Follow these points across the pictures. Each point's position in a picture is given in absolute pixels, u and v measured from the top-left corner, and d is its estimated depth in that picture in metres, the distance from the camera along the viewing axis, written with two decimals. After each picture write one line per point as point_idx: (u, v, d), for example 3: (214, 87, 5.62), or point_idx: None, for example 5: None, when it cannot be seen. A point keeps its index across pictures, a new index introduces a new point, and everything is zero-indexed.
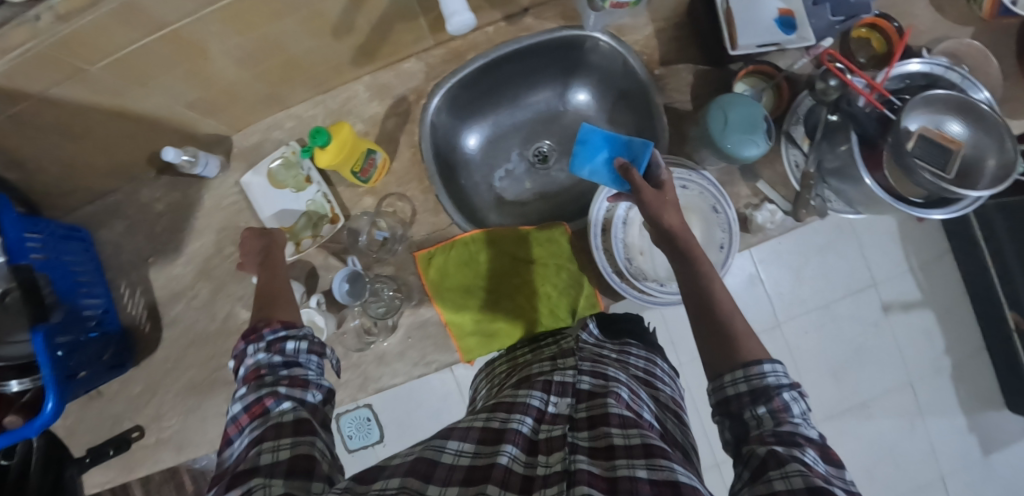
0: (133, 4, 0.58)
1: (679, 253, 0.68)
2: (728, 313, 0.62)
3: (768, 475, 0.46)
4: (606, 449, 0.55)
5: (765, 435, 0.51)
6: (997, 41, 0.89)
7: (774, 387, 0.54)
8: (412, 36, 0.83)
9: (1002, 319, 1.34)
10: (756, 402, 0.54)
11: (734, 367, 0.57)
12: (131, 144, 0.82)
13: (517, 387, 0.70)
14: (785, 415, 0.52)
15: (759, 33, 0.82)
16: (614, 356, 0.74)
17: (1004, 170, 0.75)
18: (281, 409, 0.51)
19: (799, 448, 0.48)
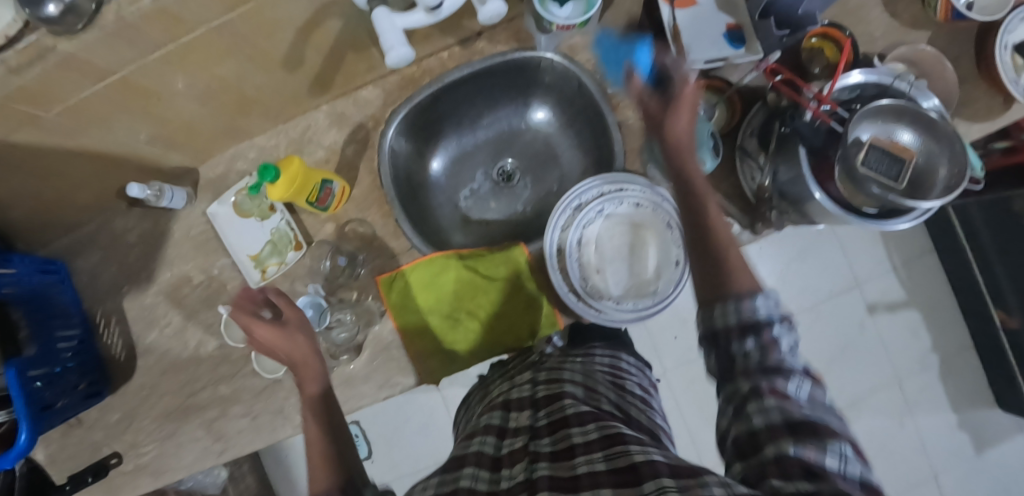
0: (78, 55, 0.60)
1: (682, 182, 0.70)
2: (721, 244, 0.65)
3: (748, 413, 0.50)
4: (567, 450, 0.56)
5: (752, 368, 0.53)
6: (953, 43, 0.89)
7: (764, 320, 0.55)
8: (365, 65, 0.85)
9: (988, 316, 1.32)
10: (745, 335, 0.55)
11: (724, 301, 0.58)
12: (99, 180, 0.85)
13: (482, 414, 0.73)
14: (773, 346, 0.53)
15: (707, 48, 0.82)
16: (578, 359, 0.77)
17: (954, 179, 0.75)
18: None
19: (783, 375, 0.51)
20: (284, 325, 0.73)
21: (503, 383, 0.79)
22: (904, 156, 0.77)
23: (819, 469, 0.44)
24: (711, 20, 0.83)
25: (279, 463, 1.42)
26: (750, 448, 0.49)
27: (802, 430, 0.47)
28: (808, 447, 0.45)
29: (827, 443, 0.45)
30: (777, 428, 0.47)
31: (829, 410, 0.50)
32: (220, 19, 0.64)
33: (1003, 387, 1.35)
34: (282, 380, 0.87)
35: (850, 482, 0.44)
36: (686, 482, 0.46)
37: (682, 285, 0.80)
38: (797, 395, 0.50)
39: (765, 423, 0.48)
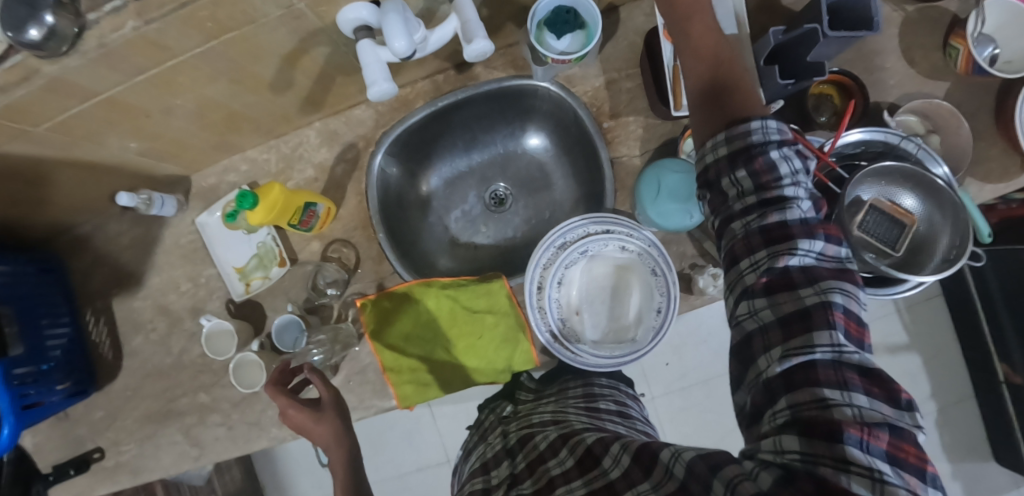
0: (62, 79, 0.60)
1: (686, 43, 0.65)
2: (724, 73, 0.62)
3: (741, 317, 0.52)
4: (547, 486, 0.59)
5: (752, 232, 0.53)
6: (972, 98, 0.84)
7: (757, 147, 0.54)
8: (355, 87, 0.85)
9: (991, 369, 1.27)
10: (737, 168, 0.55)
11: (716, 133, 0.58)
12: (92, 186, 0.86)
13: (465, 485, 0.73)
14: (768, 174, 0.53)
15: None
16: (550, 399, 0.81)
17: (955, 251, 0.71)
18: None
19: (788, 251, 0.50)
20: (320, 410, 0.72)
21: (478, 443, 0.83)
22: (905, 220, 0.73)
23: (803, 378, 0.46)
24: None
25: (267, 456, 1.46)
26: (748, 353, 0.51)
27: (795, 326, 0.48)
28: (794, 356, 0.47)
29: (816, 339, 0.46)
30: (768, 327, 0.49)
31: (831, 280, 0.49)
32: (204, 46, 0.64)
33: (1000, 442, 1.31)
34: (259, 394, 0.88)
35: (842, 373, 0.45)
36: (657, 479, 0.50)
37: (659, 338, 0.78)
38: (799, 267, 0.50)
39: (759, 326, 0.50)
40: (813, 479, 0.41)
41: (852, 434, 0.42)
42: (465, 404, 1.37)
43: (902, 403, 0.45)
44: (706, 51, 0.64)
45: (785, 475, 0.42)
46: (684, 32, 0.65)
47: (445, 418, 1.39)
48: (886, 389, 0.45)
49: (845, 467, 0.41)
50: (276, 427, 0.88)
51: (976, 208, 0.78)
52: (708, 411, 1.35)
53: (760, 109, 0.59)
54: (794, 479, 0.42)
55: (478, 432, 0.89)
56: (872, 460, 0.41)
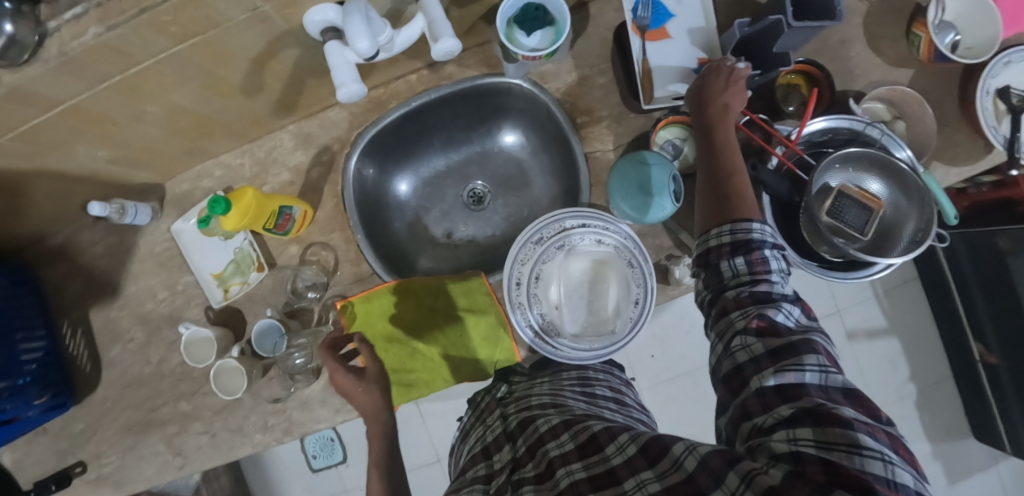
0: (23, 89, 0.60)
1: (707, 142, 0.71)
2: (731, 176, 0.66)
3: (732, 350, 0.55)
4: (548, 471, 0.60)
5: (745, 300, 0.58)
6: (936, 84, 0.86)
7: (756, 242, 0.59)
8: (328, 89, 0.86)
9: (968, 349, 1.30)
10: (736, 253, 0.60)
11: (722, 223, 0.62)
12: (63, 197, 0.85)
13: (465, 470, 0.73)
14: (762, 266, 0.58)
15: (675, 81, 0.80)
16: (546, 380, 0.82)
17: (920, 233, 0.73)
18: None
19: (773, 306, 0.56)
20: (362, 377, 0.76)
21: (477, 427, 0.83)
22: (872, 205, 0.75)
23: (797, 392, 0.49)
24: (686, 58, 0.80)
25: (256, 463, 1.46)
26: (738, 381, 0.54)
27: (784, 355, 0.51)
28: (786, 372, 0.50)
29: (805, 359, 0.51)
30: (760, 358, 0.52)
31: (808, 330, 0.55)
32: (169, 51, 0.63)
33: (979, 421, 1.34)
34: (241, 400, 0.88)
35: (829, 393, 0.50)
36: (662, 468, 0.51)
37: (638, 328, 0.79)
38: (784, 323, 0.55)
39: (749, 357, 0.53)
40: (823, 463, 0.44)
41: (860, 427, 0.46)
42: (453, 402, 1.38)
43: (883, 421, 0.48)
44: (722, 150, 0.69)
45: (794, 468, 0.44)
46: (706, 130, 0.71)
47: (434, 417, 1.39)
48: (867, 407, 0.49)
49: (858, 450, 0.44)
50: (259, 433, 0.87)
51: (943, 191, 0.79)
52: (693, 401, 1.36)
53: (756, 217, 0.62)
54: (803, 472, 0.44)
55: (474, 418, 0.89)
56: (880, 448, 0.45)
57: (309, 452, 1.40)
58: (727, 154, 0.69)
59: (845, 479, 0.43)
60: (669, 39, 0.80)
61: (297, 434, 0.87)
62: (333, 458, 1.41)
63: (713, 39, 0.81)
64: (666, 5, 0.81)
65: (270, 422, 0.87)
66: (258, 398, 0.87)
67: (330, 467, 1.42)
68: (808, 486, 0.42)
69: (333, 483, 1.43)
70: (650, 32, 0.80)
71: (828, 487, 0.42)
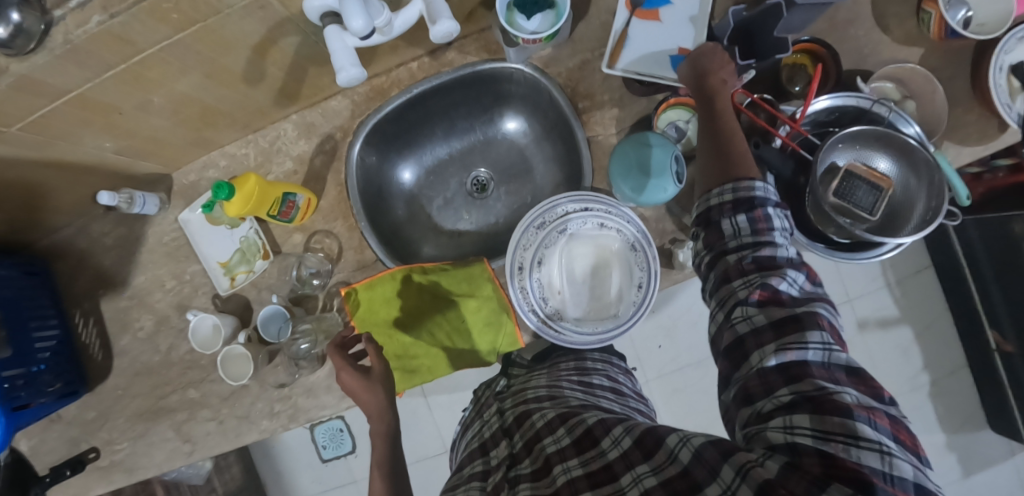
0: (30, 77, 0.61)
1: (709, 113, 0.71)
2: (732, 141, 0.67)
3: (733, 321, 0.55)
4: (545, 466, 0.60)
5: (748, 268, 0.57)
6: (947, 63, 0.84)
7: (759, 200, 0.59)
8: (329, 77, 0.86)
9: (984, 337, 1.27)
10: (738, 210, 0.60)
11: (724, 183, 0.63)
12: (73, 189, 0.86)
13: (463, 467, 0.72)
14: (765, 223, 0.58)
15: (642, 62, 0.82)
16: (544, 372, 0.82)
17: (931, 213, 0.71)
18: None
19: (778, 274, 0.55)
20: (368, 378, 0.76)
21: (476, 422, 0.83)
22: (882, 184, 0.72)
23: (800, 371, 0.49)
24: (667, 42, 0.82)
25: (266, 453, 1.47)
26: (739, 355, 0.54)
27: (787, 330, 0.51)
28: (788, 350, 0.50)
29: (808, 336, 0.50)
30: (762, 330, 0.52)
31: (812, 300, 0.54)
32: (171, 39, 0.64)
33: (996, 412, 1.31)
34: (247, 387, 0.89)
35: (831, 371, 0.49)
36: (658, 462, 0.51)
37: (641, 313, 0.79)
38: (788, 291, 0.54)
39: (750, 329, 0.53)
40: (821, 455, 0.44)
41: (860, 414, 0.45)
42: (460, 394, 1.37)
43: (885, 400, 0.48)
44: (722, 119, 0.70)
45: (792, 460, 0.44)
46: (706, 97, 0.71)
47: (441, 408, 1.39)
48: (870, 387, 0.48)
49: (856, 441, 0.44)
50: (265, 420, 0.88)
51: (954, 170, 0.77)
52: (700, 392, 1.36)
53: (757, 175, 0.63)
54: (801, 465, 0.44)
55: (474, 412, 0.90)
56: (880, 438, 0.44)
57: (318, 443, 1.41)
58: (724, 120, 0.70)
59: (842, 472, 0.43)
60: (656, 22, 0.82)
61: (303, 421, 0.88)
62: (343, 448, 1.42)
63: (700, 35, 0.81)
64: None
65: (276, 409, 0.88)
66: (264, 384, 0.88)
67: (339, 458, 1.43)
68: (804, 480, 0.42)
69: (342, 474, 1.44)
70: (641, 11, 0.82)
71: (826, 481, 0.42)
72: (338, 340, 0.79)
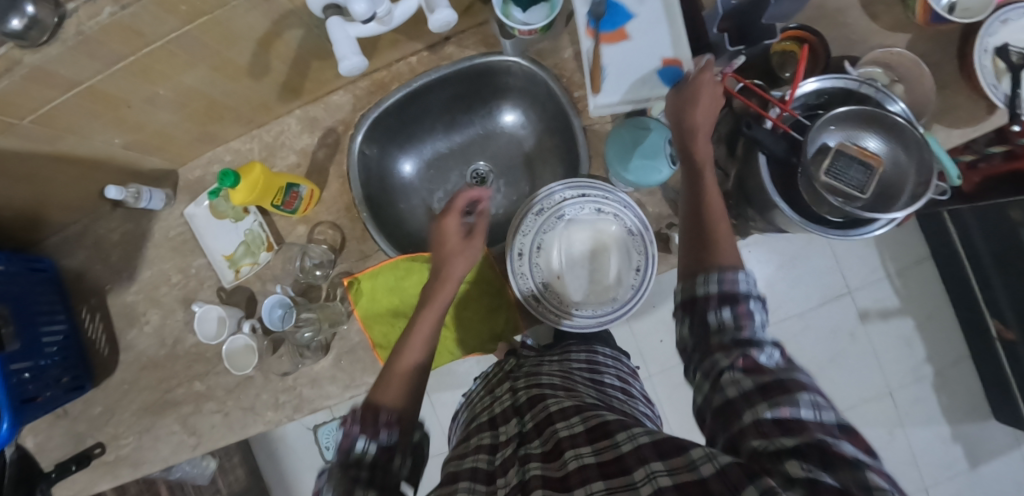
0: (43, 68, 0.63)
1: (691, 170, 0.70)
2: (713, 218, 0.65)
3: (722, 386, 0.52)
4: (556, 449, 0.57)
5: (727, 343, 0.55)
6: (935, 47, 0.86)
7: (742, 295, 0.57)
8: (332, 72, 0.89)
9: (983, 325, 1.27)
10: (723, 306, 0.57)
11: (707, 269, 0.60)
12: (81, 183, 0.88)
13: (469, 437, 0.71)
14: (748, 319, 0.56)
15: (623, 87, 0.79)
16: (555, 359, 0.82)
17: (922, 188, 0.73)
18: (363, 448, 0.58)
19: (756, 347, 0.53)
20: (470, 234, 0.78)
21: (486, 398, 0.82)
22: (872, 162, 0.74)
23: (796, 425, 0.46)
24: (646, 55, 0.79)
25: (270, 455, 1.47)
26: (729, 416, 0.50)
27: (774, 391, 0.49)
28: (781, 406, 0.47)
29: (798, 396, 0.48)
30: (749, 393, 0.49)
31: (794, 368, 0.52)
32: (179, 31, 0.66)
33: (999, 401, 1.31)
34: (252, 379, 0.90)
35: (827, 426, 0.46)
36: (674, 463, 0.48)
37: (641, 295, 0.81)
38: (768, 363, 0.52)
39: (739, 393, 0.50)
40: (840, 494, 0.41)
41: (868, 467, 0.43)
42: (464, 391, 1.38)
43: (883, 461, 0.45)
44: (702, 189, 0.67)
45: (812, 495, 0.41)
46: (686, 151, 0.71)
47: (444, 405, 1.40)
48: (865, 445, 0.46)
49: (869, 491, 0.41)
50: (270, 410, 0.89)
51: (945, 152, 0.79)
52: None
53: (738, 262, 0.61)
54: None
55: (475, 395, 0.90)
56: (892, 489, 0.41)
57: (322, 444, 1.41)
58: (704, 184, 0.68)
59: None
60: (625, 40, 0.80)
61: (308, 410, 0.89)
62: None
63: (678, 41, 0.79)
64: (626, 9, 0.81)
65: (280, 400, 0.89)
66: (269, 375, 0.89)
67: None
68: None
69: None
70: (605, 34, 0.81)
71: None
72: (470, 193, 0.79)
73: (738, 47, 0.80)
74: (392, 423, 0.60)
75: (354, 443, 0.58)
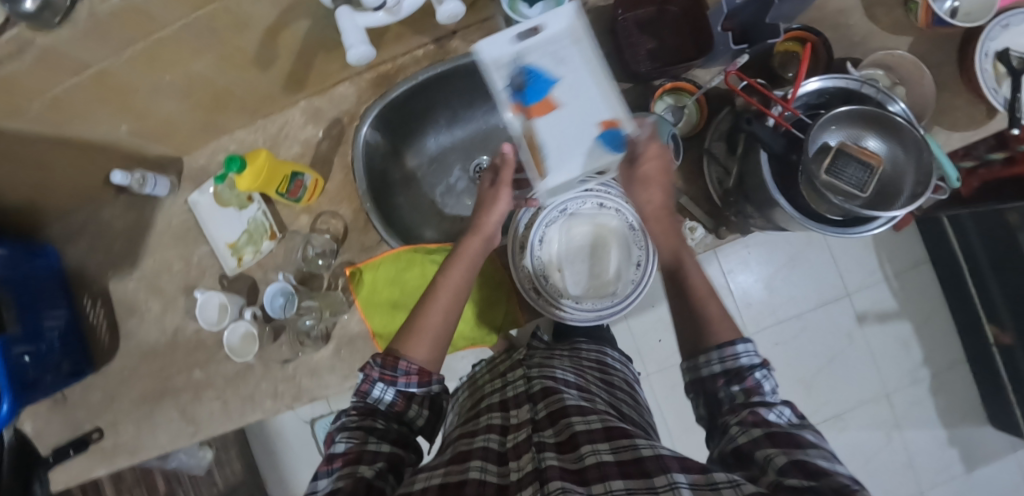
0: (53, 50, 0.63)
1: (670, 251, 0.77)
2: (703, 299, 0.71)
3: (733, 434, 0.56)
4: (570, 441, 0.57)
5: (736, 405, 0.60)
6: (935, 50, 0.87)
7: (746, 368, 0.62)
8: (338, 64, 0.89)
9: (981, 330, 1.28)
10: (730, 382, 0.62)
11: (708, 349, 0.65)
12: (86, 170, 0.89)
13: (479, 414, 0.72)
14: (756, 391, 0.60)
15: (568, 164, 0.72)
16: (565, 354, 0.83)
17: (921, 187, 0.73)
18: (380, 394, 0.66)
19: (765, 406, 0.57)
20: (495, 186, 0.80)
21: (496, 381, 0.82)
22: (872, 161, 0.74)
23: (817, 468, 0.47)
24: (583, 123, 0.72)
25: (267, 449, 1.47)
26: (744, 462, 0.53)
27: (783, 440, 0.52)
28: (794, 452, 0.50)
29: (810, 449, 0.50)
30: (759, 439, 0.53)
31: (803, 427, 0.55)
32: (189, 18, 0.67)
33: (995, 406, 1.32)
34: (252, 368, 0.90)
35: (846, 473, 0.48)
36: (696, 479, 0.49)
37: (641, 290, 0.81)
38: (778, 421, 0.56)
39: (749, 438, 0.54)
40: None
41: None
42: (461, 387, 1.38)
43: None
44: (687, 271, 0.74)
45: None
46: (667, 239, 0.77)
47: None
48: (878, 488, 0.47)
49: None
50: (269, 400, 0.89)
51: (945, 153, 0.79)
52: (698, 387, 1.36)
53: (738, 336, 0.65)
54: None
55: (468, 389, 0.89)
56: None
57: (319, 438, 1.42)
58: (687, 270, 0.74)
59: None
60: (554, 110, 0.72)
61: (307, 400, 0.89)
62: None
63: (611, 95, 0.72)
64: (548, 71, 0.72)
65: (279, 389, 0.89)
66: (269, 364, 0.89)
67: None
68: None
69: None
70: (533, 107, 0.72)
71: None
72: (492, 164, 0.83)
73: (741, 46, 0.83)
74: (410, 372, 0.67)
75: (374, 388, 0.66)
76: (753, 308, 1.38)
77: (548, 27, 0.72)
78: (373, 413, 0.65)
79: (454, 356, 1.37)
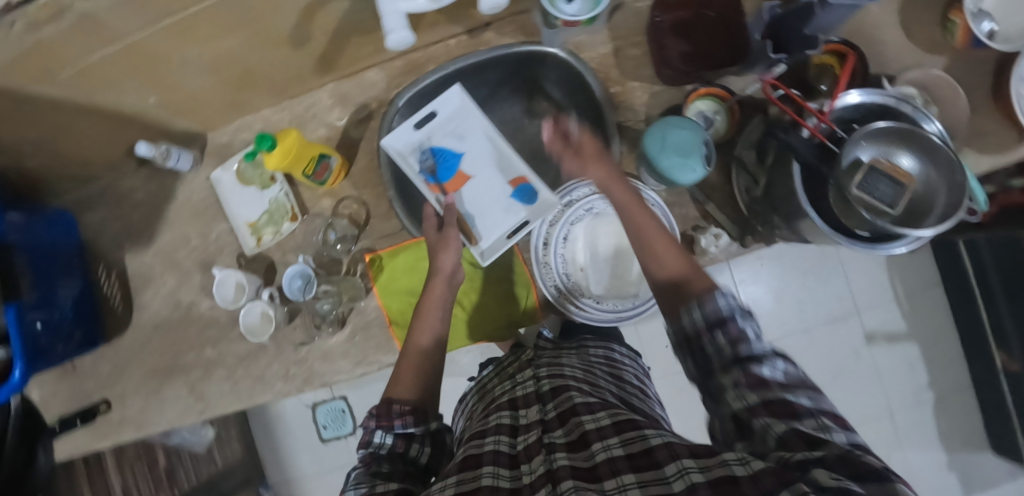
0: (93, 17, 0.61)
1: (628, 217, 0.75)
2: (662, 253, 0.69)
3: (729, 402, 0.53)
4: (581, 439, 0.56)
5: (728, 360, 0.54)
6: (969, 71, 0.87)
7: (728, 316, 0.56)
8: (370, 49, 0.88)
9: (990, 356, 1.27)
10: (714, 331, 0.56)
11: (688, 304, 0.61)
12: (110, 140, 0.88)
13: (487, 415, 0.71)
14: (742, 340, 0.54)
15: (494, 226, 0.90)
16: (573, 350, 0.80)
17: (952, 207, 0.73)
18: (380, 440, 0.62)
19: (756, 361, 0.52)
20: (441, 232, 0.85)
21: (505, 383, 0.80)
22: (904, 180, 0.74)
23: (819, 438, 0.45)
24: (496, 185, 0.91)
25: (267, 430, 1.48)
26: (745, 434, 0.51)
27: (781, 409, 0.48)
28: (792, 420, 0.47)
29: (805, 416, 0.47)
30: (755, 409, 0.50)
31: (800, 386, 0.50)
32: None
33: (997, 432, 1.32)
34: (264, 348, 0.90)
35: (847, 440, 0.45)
36: (706, 461, 0.47)
37: None
38: (774, 377, 0.51)
39: (745, 406, 0.51)
40: None
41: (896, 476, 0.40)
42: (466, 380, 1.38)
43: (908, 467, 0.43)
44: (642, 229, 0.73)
45: None
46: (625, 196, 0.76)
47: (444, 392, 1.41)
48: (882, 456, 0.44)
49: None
50: (280, 381, 0.89)
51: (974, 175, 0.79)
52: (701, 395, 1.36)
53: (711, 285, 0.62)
54: None
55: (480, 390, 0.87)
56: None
57: (319, 423, 1.43)
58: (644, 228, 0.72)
59: None
60: (467, 180, 0.92)
61: (318, 385, 0.88)
62: (344, 429, 1.43)
63: (512, 158, 0.91)
64: (453, 153, 0.93)
65: (290, 372, 0.89)
66: (282, 345, 0.89)
67: (339, 438, 1.44)
68: None
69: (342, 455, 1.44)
70: (449, 184, 0.92)
71: None
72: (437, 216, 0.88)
73: (779, 55, 0.80)
74: (405, 412, 0.64)
75: (373, 436, 0.62)
76: (762, 319, 1.39)
77: (440, 111, 0.93)
78: (376, 460, 0.60)
79: (460, 349, 1.36)
